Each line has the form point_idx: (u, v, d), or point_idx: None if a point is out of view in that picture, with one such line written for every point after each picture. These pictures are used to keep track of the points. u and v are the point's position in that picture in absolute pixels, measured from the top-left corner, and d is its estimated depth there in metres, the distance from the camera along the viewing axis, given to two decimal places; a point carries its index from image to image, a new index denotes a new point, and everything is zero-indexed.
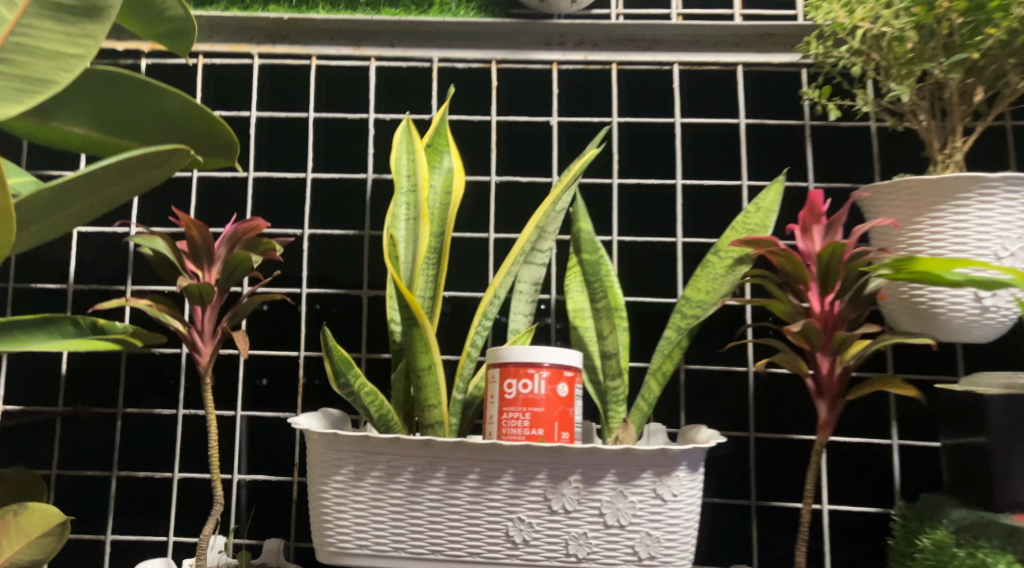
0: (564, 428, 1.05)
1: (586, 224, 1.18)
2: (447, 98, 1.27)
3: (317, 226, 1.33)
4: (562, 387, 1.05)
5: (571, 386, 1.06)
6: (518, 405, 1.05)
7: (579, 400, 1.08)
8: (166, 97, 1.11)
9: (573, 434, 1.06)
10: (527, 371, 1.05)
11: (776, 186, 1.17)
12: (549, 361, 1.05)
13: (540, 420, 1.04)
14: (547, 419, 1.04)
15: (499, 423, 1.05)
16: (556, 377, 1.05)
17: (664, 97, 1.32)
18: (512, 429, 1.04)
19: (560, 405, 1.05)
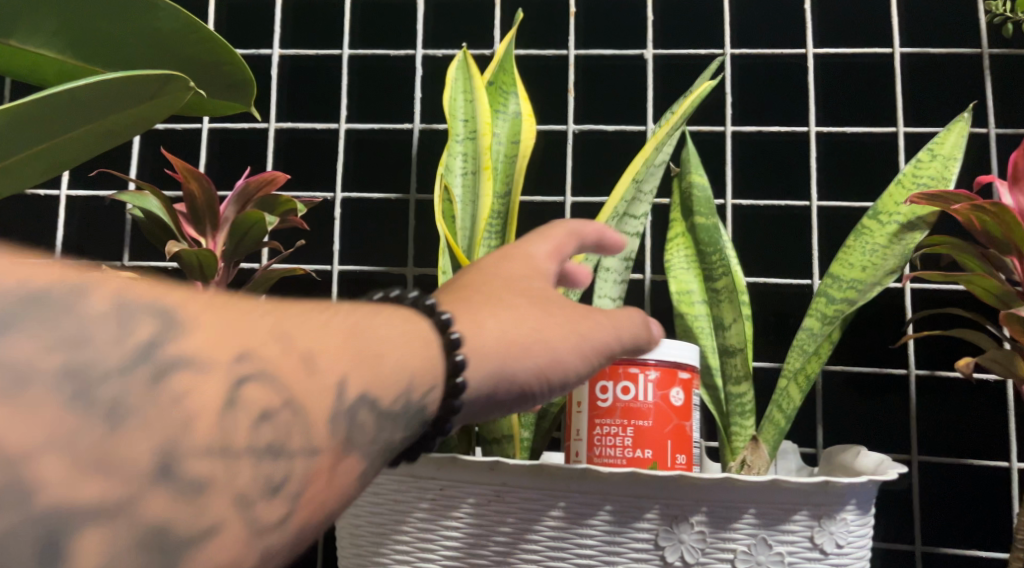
0: (678, 450, 0.76)
1: (700, 177, 0.89)
2: (515, 24, 0.99)
3: (350, 188, 1.06)
4: (675, 393, 0.77)
5: (688, 392, 0.78)
6: (615, 418, 0.76)
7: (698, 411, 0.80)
8: (160, 15, 0.81)
9: (690, 456, 0.78)
10: (629, 372, 0.77)
11: (957, 129, 0.88)
12: (657, 358, 0.77)
13: (644, 438, 0.76)
14: (656, 437, 0.76)
15: (590, 440, 0.77)
16: (669, 382, 0.77)
17: (793, 23, 1.02)
18: (609, 450, 0.76)
19: (674, 418, 0.77)
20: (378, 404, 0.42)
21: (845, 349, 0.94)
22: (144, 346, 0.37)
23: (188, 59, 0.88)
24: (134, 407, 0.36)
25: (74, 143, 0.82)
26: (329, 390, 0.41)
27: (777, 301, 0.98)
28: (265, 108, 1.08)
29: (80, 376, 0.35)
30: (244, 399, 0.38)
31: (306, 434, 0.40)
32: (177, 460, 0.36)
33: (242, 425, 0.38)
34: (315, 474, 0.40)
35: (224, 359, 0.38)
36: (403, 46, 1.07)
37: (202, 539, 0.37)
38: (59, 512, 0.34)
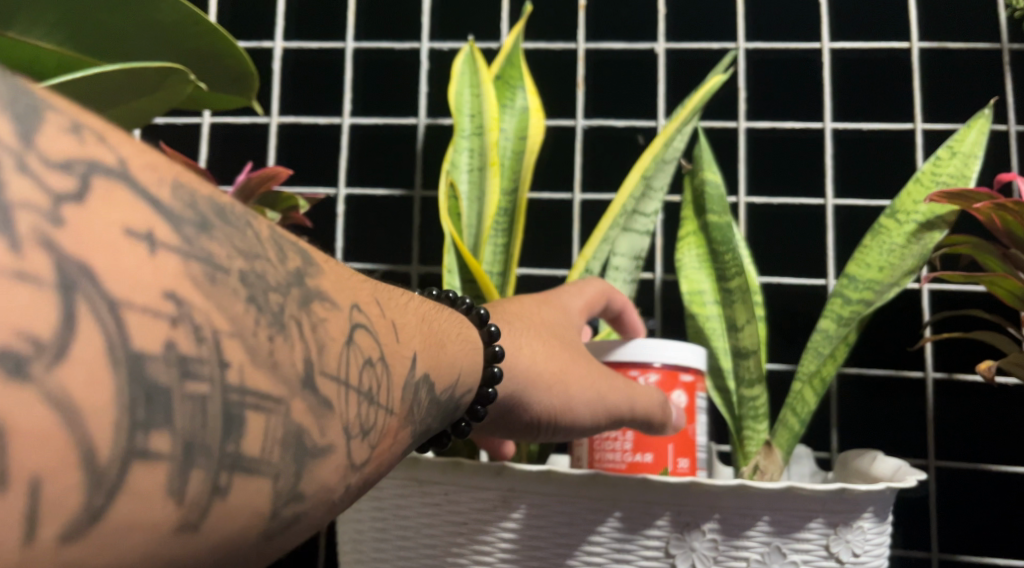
0: (682, 453, 0.74)
1: (712, 173, 0.86)
2: (522, 17, 0.97)
3: (354, 184, 1.04)
4: (676, 396, 0.75)
5: (691, 395, 0.76)
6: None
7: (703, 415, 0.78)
8: (164, 8, 0.79)
9: (694, 460, 0.76)
10: (630, 373, 0.75)
11: (977, 126, 0.86)
12: (660, 361, 0.75)
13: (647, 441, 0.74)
14: (657, 440, 0.74)
15: (590, 444, 0.75)
16: (675, 383, 0.75)
17: (808, 17, 0.99)
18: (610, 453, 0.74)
19: None
20: (429, 387, 0.46)
21: (860, 351, 0.92)
22: (294, 271, 0.37)
23: (191, 50, 0.86)
24: (293, 317, 0.36)
25: None
26: (408, 359, 0.43)
27: (788, 301, 0.96)
28: (267, 103, 1.06)
29: (255, 282, 0.35)
30: (358, 339, 0.39)
31: (395, 390, 0.42)
32: (313, 376, 0.36)
33: (357, 362, 0.39)
34: (389, 431, 0.42)
35: (346, 300, 0.40)
36: (409, 39, 1.04)
37: (323, 455, 0.36)
38: (239, 392, 0.33)
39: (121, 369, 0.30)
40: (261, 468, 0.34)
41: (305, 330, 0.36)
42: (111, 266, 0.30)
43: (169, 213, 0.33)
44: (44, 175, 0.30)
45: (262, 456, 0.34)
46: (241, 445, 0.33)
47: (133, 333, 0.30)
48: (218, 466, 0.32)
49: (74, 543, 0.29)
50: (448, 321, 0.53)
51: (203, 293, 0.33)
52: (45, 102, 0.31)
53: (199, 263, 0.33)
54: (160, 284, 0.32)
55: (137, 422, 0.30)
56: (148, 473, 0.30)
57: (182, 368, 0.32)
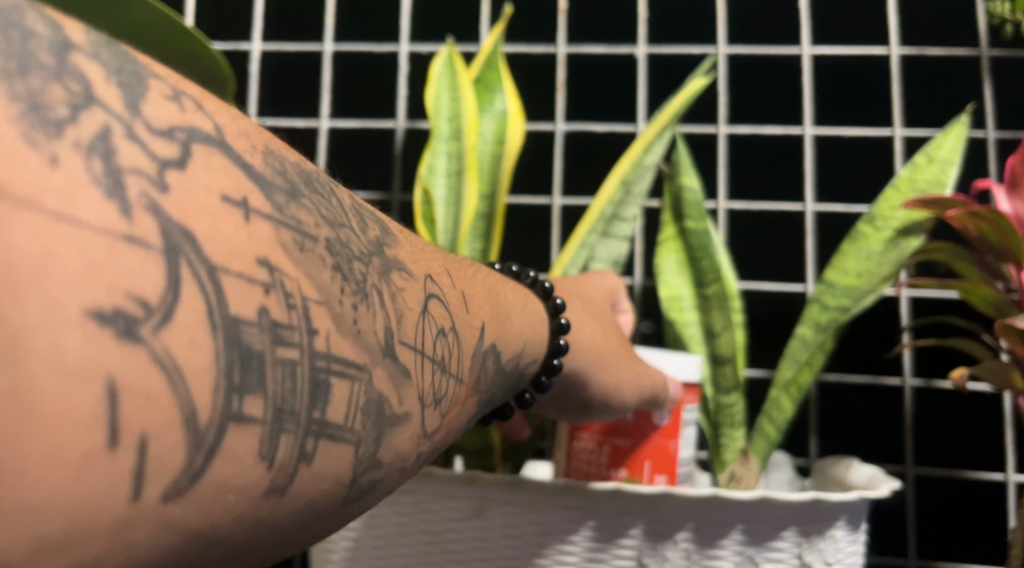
0: (656, 469, 0.73)
1: (689, 180, 0.85)
2: (502, 20, 0.96)
3: (331, 187, 1.03)
4: (658, 413, 0.74)
5: (675, 413, 0.74)
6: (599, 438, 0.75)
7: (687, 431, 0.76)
8: (152, 19, 0.78)
9: (671, 478, 0.74)
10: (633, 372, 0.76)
11: (955, 132, 0.85)
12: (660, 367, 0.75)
13: (625, 458, 0.74)
14: (633, 455, 0.74)
15: (569, 453, 0.76)
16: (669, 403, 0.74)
17: (790, 21, 0.99)
18: (587, 465, 0.75)
19: (655, 436, 0.74)
20: (495, 356, 0.51)
21: (839, 358, 0.91)
22: (376, 243, 0.40)
23: (171, 51, 0.85)
24: (374, 285, 0.39)
25: None
26: (473, 329, 0.47)
27: (767, 306, 0.95)
28: (245, 104, 1.05)
29: (341, 250, 0.37)
30: (433, 309, 0.42)
31: (464, 360, 0.46)
32: (393, 344, 0.39)
33: (433, 330, 0.42)
34: (457, 397, 0.46)
35: (421, 272, 0.43)
36: (388, 41, 1.04)
37: (401, 422, 0.39)
38: (330, 357, 0.35)
39: (218, 334, 0.31)
40: (346, 434, 0.36)
41: (389, 298, 0.39)
42: (211, 231, 0.32)
43: (260, 180, 0.35)
44: (151, 140, 0.31)
45: (345, 424, 0.36)
46: (326, 410, 0.35)
47: (230, 297, 0.32)
48: (306, 432, 0.34)
49: (176, 501, 0.30)
50: (507, 296, 0.57)
51: (294, 261, 0.35)
52: (150, 73, 0.33)
53: (289, 230, 0.35)
54: (255, 250, 0.33)
55: (235, 383, 0.32)
56: (241, 437, 0.32)
57: (275, 334, 0.33)
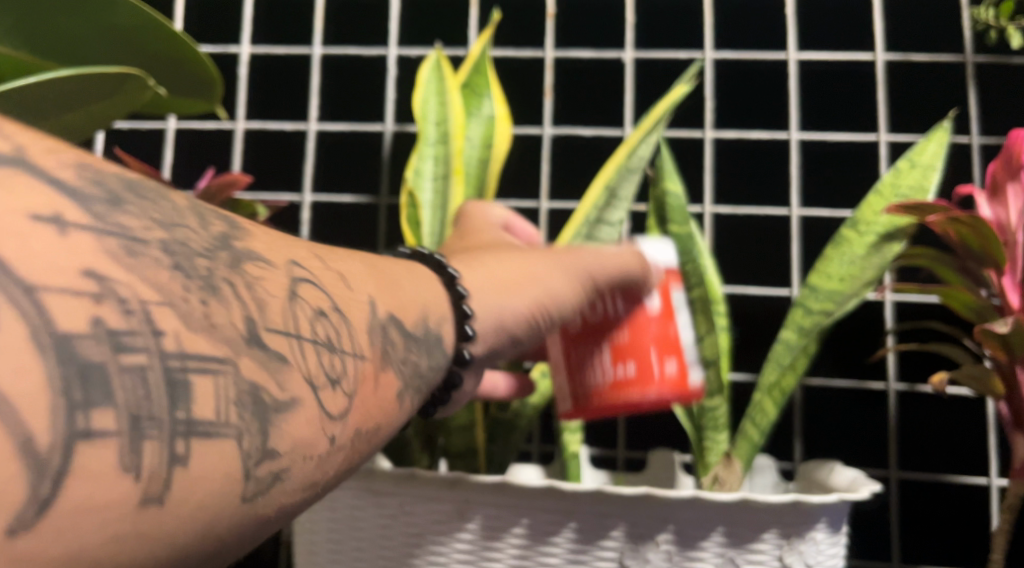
0: (666, 356, 0.68)
1: (673, 185, 0.87)
2: (490, 24, 0.97)
3: (320, 190, 1.04)
4: (647, 299, 0.69)
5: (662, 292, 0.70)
6: (589, 340, 0.69)
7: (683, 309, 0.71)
8: (119, 10, 0.80)
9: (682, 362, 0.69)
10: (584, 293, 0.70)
11: (937, 137, 0.86)
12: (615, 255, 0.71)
13: (624, 352, 0.68)
14: (638, 347, 0.68)
15: (568, 368, 0.70)
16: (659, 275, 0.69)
17: (776, 27, 1.00)
18: (591, 376, 0.69)
19: (652, 324, 0.68)
20: (397, 326, 0.48)
21: (824, 363, 0.92)
22: (222, 234, 0.39)
23: (158, 55, 0.87)
24: (226, 276, 0.37)
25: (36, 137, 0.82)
26: (365, 308, 0.45)
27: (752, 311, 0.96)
28: (234, 106, 1.05)
29: (178, 248, 0.36)
30: (303, 292, 0.41)
31: (358, 336, 0.44)
32: (258, 331, 0.38)
33: (309, 312, 0.40)
34: (366, 377, 0.44)
35: (282, 257, 0.41)
36: (377, 45, 1.04)
37: (287, 408, 0.38)
38: (182, 358, 0.34)
39: (47, 354, 0.31)
40: (219, 431, 0.35)
41: (246, 286, 0.38)
42: (21, 251, 0.32)
43: (75, 193, 0.34)
44: None
45: (215, 420, 0.35)
46: (191, 410, 0.34)
47: (55, 314, 0.32)
48: (171, 435, 0.34)
49: (25, 533, 0.30)
50: (399, 269, 0.54)
51: (124, 267, 0.34)
52: None
53: (115, 237, 0.35)
54: (78, 263, 0.33)
55: (77, 401, 0.32)
56: (94, 454, 0.32)
57: (114, 342, 0.33)
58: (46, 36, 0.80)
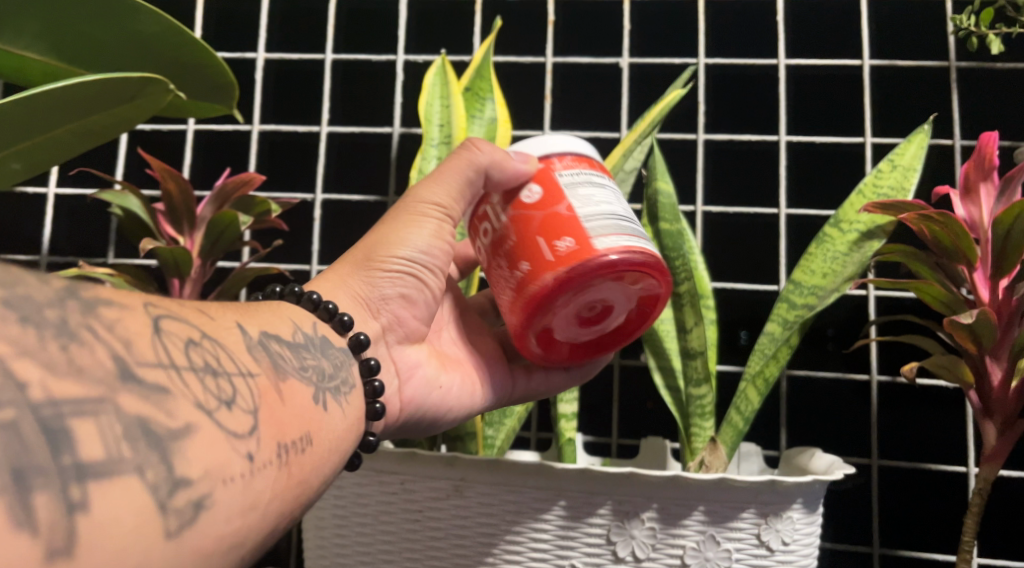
0: (555, 237, 0.67)
1: (664, 184, 0.91)
2: (492, 31, 1.02)
3: (331, 189, 1.09)
4: (528, 190, 0.69)
5: (544, 181, 0.69)
6: (493, 255, 0.70)
7: (581, 190, 0.68)
8: (142, 19, 0.87)
9: (575, 239, 0.66)
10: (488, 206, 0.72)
11: (916, 141, 0.90)
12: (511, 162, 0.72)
13: (517, 252, 0.68)
14: (527, 243, 0.68)
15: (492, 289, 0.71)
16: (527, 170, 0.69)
17: (766, 35, 1.04)
18: (502, 286, 0.70)
19: (534, 214, 0.68)
20: (269, 343, 0.61)
21: (810, 356, 0.96)
22: (62, 291, 0.49)
23: (177, 60, 0.93)
24: (84, 329, 0.49)
25: (63, 141, 0.88)
26: (234, 331, 0.59)
27: (742, 306, 1.01)
28: (249, 109, 1.11)
29: (22, 305, 0.47)
30: (168, 328, 0.53)
31: (240, 358, 0.57)
32: (130, 369, 0.49)
33: (182, 342, 0.53)
34: (265, 389, 0.57)
35: (137, 302, 0.53)
36: (386, 52, 1.09)
37: (183, 432, 0.50)
38: (54, 406, 0.46)
39: None
40: (115, 468, 0.47)
41: (103, 336, 0.49)
42: None
43: None
44: None
45: (110, 455, 0.47)
46: (79, 453, 0.46)
47: None
48: (65, 478, 0.45)
49: None
50: (268, 308, 0.65)
51: None
52: None
53: None
54: None
55: None
56: None
57: None
58: (70, 37, 0.87)
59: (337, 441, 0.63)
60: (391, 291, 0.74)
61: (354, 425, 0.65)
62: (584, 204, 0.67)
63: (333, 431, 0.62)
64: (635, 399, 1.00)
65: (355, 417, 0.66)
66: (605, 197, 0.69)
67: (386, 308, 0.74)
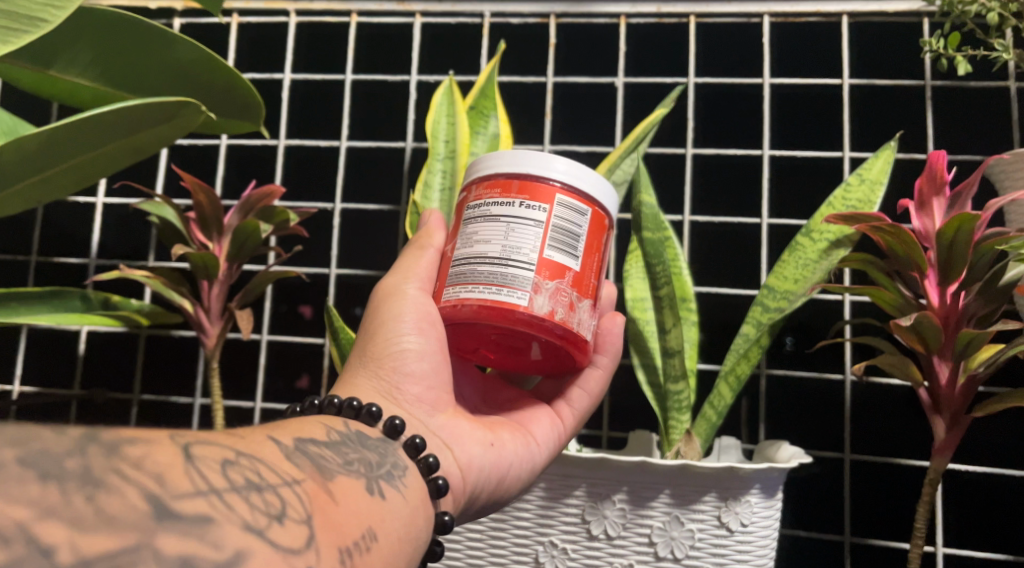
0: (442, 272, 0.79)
1: (648, 196, 0.97)
2: (497, 53, 1.10)
3: (351, 199, 1.19)
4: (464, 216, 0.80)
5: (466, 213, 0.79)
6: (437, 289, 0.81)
7: (486, 224, 0.77)
8: (178, 46, 0.98)
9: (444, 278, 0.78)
10: None
11: (884, 155, 0.97)
12: None
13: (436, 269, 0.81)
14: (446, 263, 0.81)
15: None
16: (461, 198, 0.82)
17: (752, 56, 1.11)
18: None
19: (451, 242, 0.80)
20: (309, 448, 0.69)
21: (788, 357, 1.02)
22: (80, 439, 0.57)
23: (205, 83, 1.03)
24: (110, 474, 0.57)
25: (110, 157, 0.99)
26: (268, 443, 0.67)
27: (725, 310, 1.08)
28: (276, 125, 1.21)
29: (41, 460, 0.55)
30: (202, 454, 0.61)
31: (281, 469, 0.65)
32: (166, 509, 0.57)
33: (217, 464, 0.62)
34: (313, 493, 0.65)
35: (164, 436, 0.61)
36: (401, 73, 1.19)
37: (230, 560, 0.57)
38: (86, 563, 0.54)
39: None
40: None
41: (131, 477, 0.57)
42: None
43: None
44: None
45: None
46: None
47: None
48: None
49: None
50: (302, 419, 0.72)
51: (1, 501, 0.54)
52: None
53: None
54: None
55: None
56: None
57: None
58: (109, 57, 0.99)
59: (403, 526, 0.70)
60: (400, 374, 0.79)
61: (416, 510, 0.72)
62: (465, 239, 0.78)
63: (395, 518, 0.69)
64: (624, 396, 1.08)
65: (416, 503, 0.72)
66: (491, 230, 0.76)
67: (401, 390, 0.79)
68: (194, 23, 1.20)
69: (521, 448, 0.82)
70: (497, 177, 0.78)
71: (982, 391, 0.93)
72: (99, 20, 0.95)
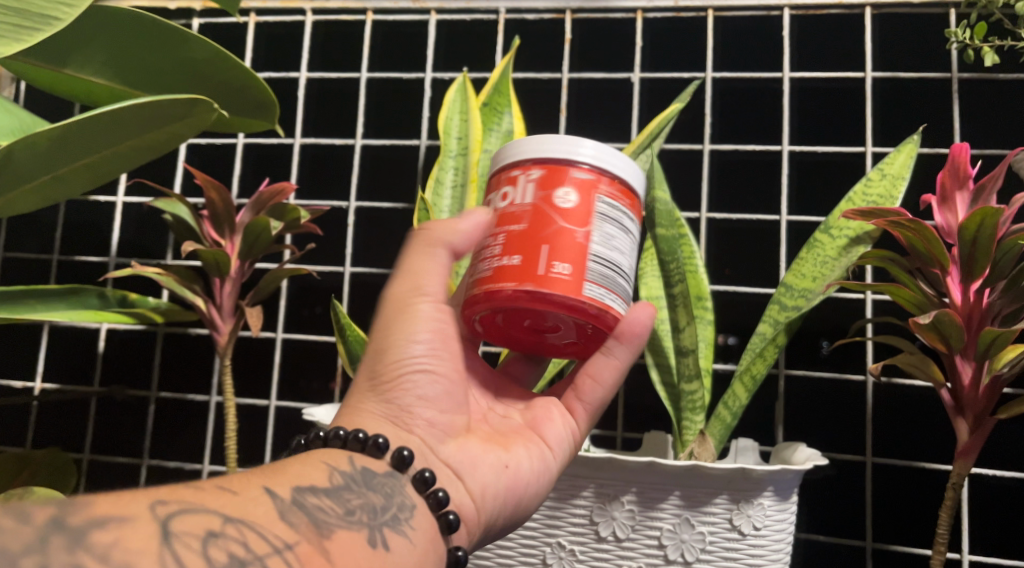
0: (558, 259, 0.74)
1: (661, 191, 0.93)
2: (511, 49, 1.08)
3: (365, 197, 1.18)
4: (561, 194, 0.76)
5: (578, 190, 0.76)
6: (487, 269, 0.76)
7: (611, 225, 0.77)
8: (190, 45, 0.98)
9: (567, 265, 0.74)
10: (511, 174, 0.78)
11: (906, 150, 0.94)
12: (540, 156, 0.77)
13: (512, 244, 0.75)
14: (527, 239, 0.75)
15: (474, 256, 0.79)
16: (501, 181, 0.79)
17: (772, 50, 1.08)
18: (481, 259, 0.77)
19: (558, 220, 0.75)
20: (308, 500, 0.68)
21: (807, 357, 0.99)
22: (45, 527, 0.59)
23: (220, 82, 1.03)
24: None
25: (123, 154, 0.99)
26: (261, 500, 0.67)
27: (743, 309, 1.06)
28: (292, 124, 1.21)
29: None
30: (178, 531, 0.62)
31: (271, 535, 0.65)
32: None
33: (199, 539, 0.62)
34: (307, 556, 0.65)
35: (142, 510, 0.62)
36: (416, 70, 1.18)
37: None
38: None
39: None
40: None
41: None
42: None
43: None
44: None
45: None
46: None
47: None
48: None
49: None
50: (303, 459, 0.72)
51: None
52: None
53: None
54: None
55: None
56: None
57: None
58: (122, 56, 0.99)
59: None
60: (412, 397, 0.78)
61: (425, 554, 0.72)
62: (601, 236, 0.76)
63: None
64: (640, 397, 1.06)
65: (426, 545, 0.72)
66: (626, 240, 0.78)
67: (411, 416, 0.77)
68: (211, 22, 1.20)
69: (544, 476, 0.81)
70: (549, 159, 0.77)
71: (1008, 392, 0.90)
72: (112, 20, 0.95)
